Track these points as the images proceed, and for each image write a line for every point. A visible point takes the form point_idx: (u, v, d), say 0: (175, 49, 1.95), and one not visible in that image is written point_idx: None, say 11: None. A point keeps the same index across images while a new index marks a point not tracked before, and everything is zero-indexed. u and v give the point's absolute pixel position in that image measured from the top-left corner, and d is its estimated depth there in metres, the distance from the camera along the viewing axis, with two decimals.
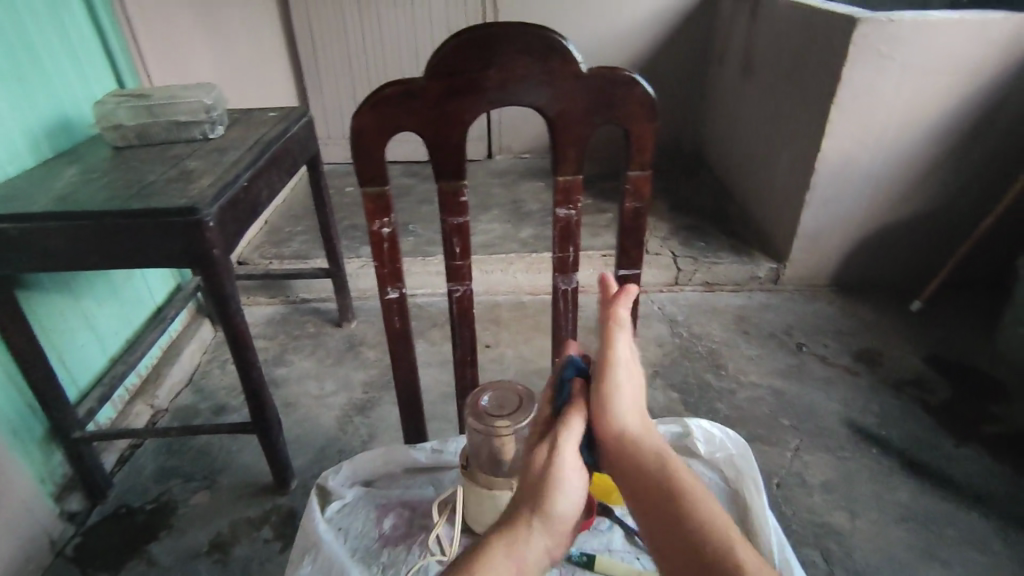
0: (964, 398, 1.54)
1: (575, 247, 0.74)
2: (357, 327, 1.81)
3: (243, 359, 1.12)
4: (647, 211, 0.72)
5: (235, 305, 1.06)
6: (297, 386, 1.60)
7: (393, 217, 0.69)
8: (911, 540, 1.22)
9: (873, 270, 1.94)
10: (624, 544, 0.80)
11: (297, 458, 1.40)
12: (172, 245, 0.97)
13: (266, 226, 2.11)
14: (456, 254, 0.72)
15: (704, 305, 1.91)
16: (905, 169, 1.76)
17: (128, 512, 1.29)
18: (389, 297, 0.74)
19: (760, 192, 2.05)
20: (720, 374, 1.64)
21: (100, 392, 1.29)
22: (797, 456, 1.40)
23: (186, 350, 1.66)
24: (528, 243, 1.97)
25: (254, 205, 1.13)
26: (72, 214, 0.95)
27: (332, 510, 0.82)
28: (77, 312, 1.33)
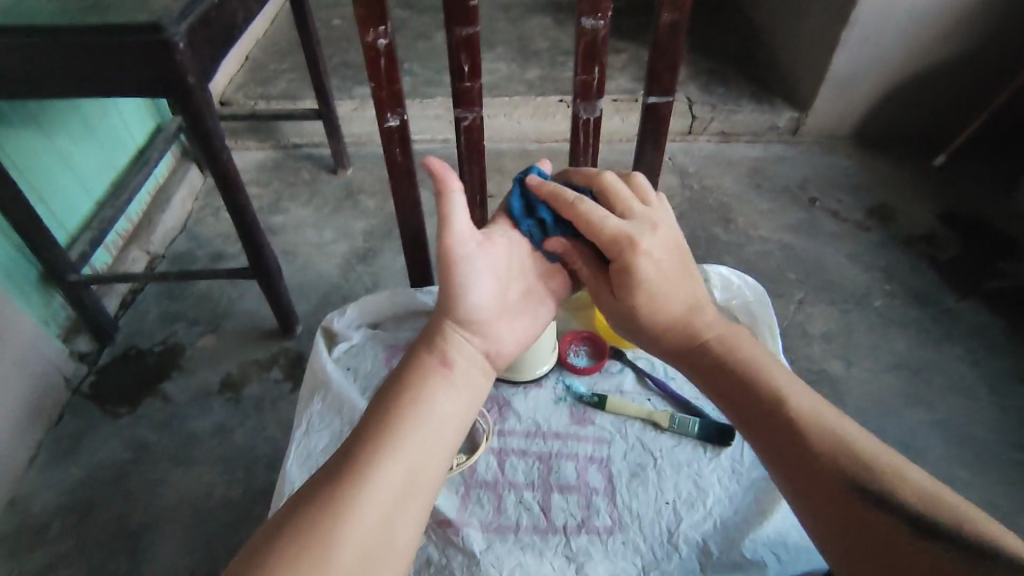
0: (974, 254, 1.52)
1: (600, 68, 0.65)
2: (353, 175, 1.72)
3: (235, 203, 1.06)
4: (686, 25, 0.62)
5: (220, 142, 0.98)
6: (296, 234, 1.56)
7: (389, 26, 0.59)
8: (900, 387, 1.27)
9: (904, 118, 1.81)
10: (636, 386, 0.81)
11: (300, 304, 1.40)
12: (140, 70, 0.86)
13: (248, 62, 1.93)
14: (464, 76, 0.63)
15: (718, 156, 1.82)
16: (958, 2, 1.57)
17: (138, 355, 1.31)
18: (389, 125, 0.66)
19: (790, 30, 1.86)
20: (730, 228, 1.60)
21: (91, 236, 1.25)
22: (800, 308, 1.41)
23: (176, 196, 1.58)
24: (534, 85, 1.82)
25: (230, 27, 1.00)
26: (19, 30, 0.83)
27: (340, 351, 0.81)
28: (51, 151, 1.24)
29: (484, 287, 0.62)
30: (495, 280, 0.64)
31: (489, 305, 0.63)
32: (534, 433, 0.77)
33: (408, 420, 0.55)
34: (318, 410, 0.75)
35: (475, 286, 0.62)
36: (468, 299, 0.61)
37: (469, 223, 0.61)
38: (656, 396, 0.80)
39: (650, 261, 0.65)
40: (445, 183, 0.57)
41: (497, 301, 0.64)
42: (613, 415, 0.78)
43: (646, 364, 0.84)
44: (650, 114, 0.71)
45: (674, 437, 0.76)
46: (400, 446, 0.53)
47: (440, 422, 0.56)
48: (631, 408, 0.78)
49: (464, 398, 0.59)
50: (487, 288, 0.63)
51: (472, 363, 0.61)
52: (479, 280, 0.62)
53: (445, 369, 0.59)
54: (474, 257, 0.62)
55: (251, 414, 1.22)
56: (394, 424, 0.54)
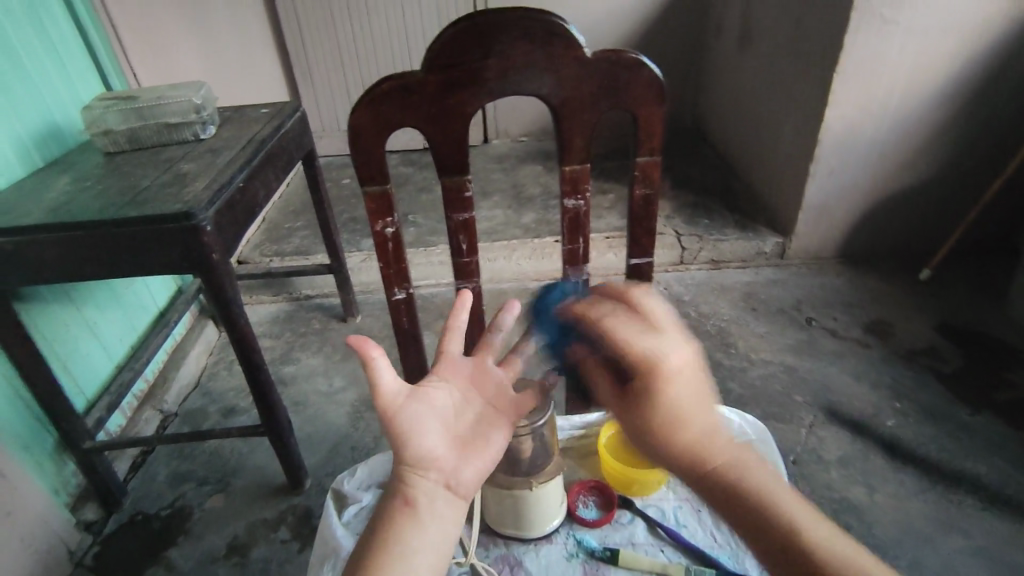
0: (976, 365, 1.53)
1: (584, 238, 0.73)
2: (362, 321, 1.79)
3: (250, 362, 1.11)
4: (657, 197, 0.70)
5: (238, 309, 1.05)
6: (306, 384, 1.59)
7: (396, 216, 0.67)
8: (929, 511, 1.22)
9: (882, 238, 1.92)
10: (648, 537, 0.80)
11: (310, 456, 1.40)
12: (171, 253, 0.95)
13: (266, 223, 2.10)
14: (463, 251, 0.70)
15: (711, 283, 1.89)
16: (911, 135, 1.73)
17: (145, 519, 1.29)
18: (396, 298, 0.72)
19: (762, 166, 2.02)
20: (731, 352, 1.63)
21: (109, 400, 1.28)
22: (812, 432, 1.39)
23: (191, 353, 1.65)
24: (530, 228, 1.95)
25: (252, 206, 1.11)
26: (66, 225, 0.93)
27: (349, 514, 0.81)
28: (80, 321, 1.32)
29: (433, 426, 0.56)
30: (435, 420, 0.57)
31: (439, 444, 0.56)
32: None
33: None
34: None
35: (422, 429, 0.55)
36: (416, 440, 0.55)
37: (397, 379, 0.55)
38: (669, 548, 0.79)
39: (675, 384, 0.59)
40: (369, 353, 0.53)
41: (449, 437, 0.58)
42: (626, 570, 0.76)
43: (656, 512, 0.83)
44: (634, 272, 0.77)
45: None
46: None
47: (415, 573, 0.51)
48: (644, 562, 0.76)
49: (436, 535, 0.53)
50: (436, 430, 0.57)
51: (437, 498, 0.54)
52: (425, 423, 0.56)
53: (409, 508, 0.53)
54: (411, 405, 0.56)
55: None
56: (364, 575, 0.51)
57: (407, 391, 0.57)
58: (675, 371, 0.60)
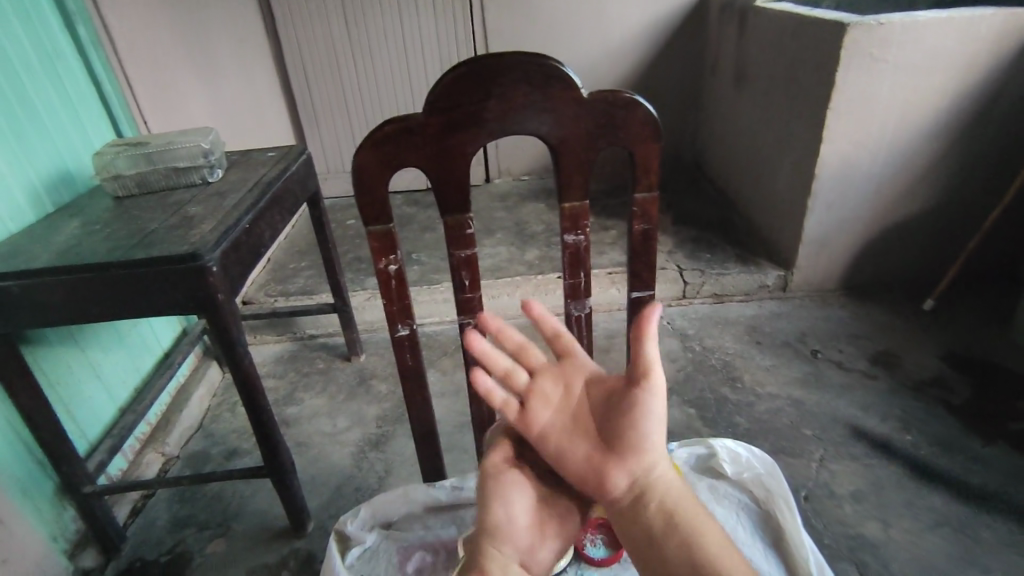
0: (986, 395, 1.51)
1: (586, 272, 0.73)
2: (366, 360, 1.79)
3: (253, 402, 1.11)
4: (656, 231, 0.71)
5: (242, 348, 1.05)
6: (310, 424, 1.58)
7: (399, 253, 0.68)
8: (947, 547, 1.19)
9: (883, 270, 1.92)
10: None
11: (312, 498, 1.38)
12: (177, 293, 0.96)
13: (271, 264, 2.12)
14: (466, 287, 0.71)
15: (714, 317, 1.90)
16: (906, 167, 1.75)
17: (143, 566, 1.26)
18: (400, 334, 0.73)
19: (761, 202, 2.05)
20: (737, 386, 1.61)
21: (111, 443, 1.27)
22: (823, 466, 1.37)
23: (195, 394, 1.64)
24: (533, 265, 1.97)
25: (258, 247, 1.13)
26: (74, 267, 0.94)
27: (353, 556, 0.80)
28: (85, 364, 1.32)
29: (513, 499, 0.68)
30: (523, 496, 0.69)
31: (520, 524, 0.66)
32: None
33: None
34: None
35: (506, 501, 0.67)
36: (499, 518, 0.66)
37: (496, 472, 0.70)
38: None
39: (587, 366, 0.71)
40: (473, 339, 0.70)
41: (531, 521, 0.68)
42: None
43: None
44: (636, 306, 0.77)
45: None
46: None
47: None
48: None
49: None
50: (518, 505, 0.68)
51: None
52: (511, 493, 0.68)
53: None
54: (504, 480, 0.69)
55: None
56: None
57: (506, 467, 0.71)
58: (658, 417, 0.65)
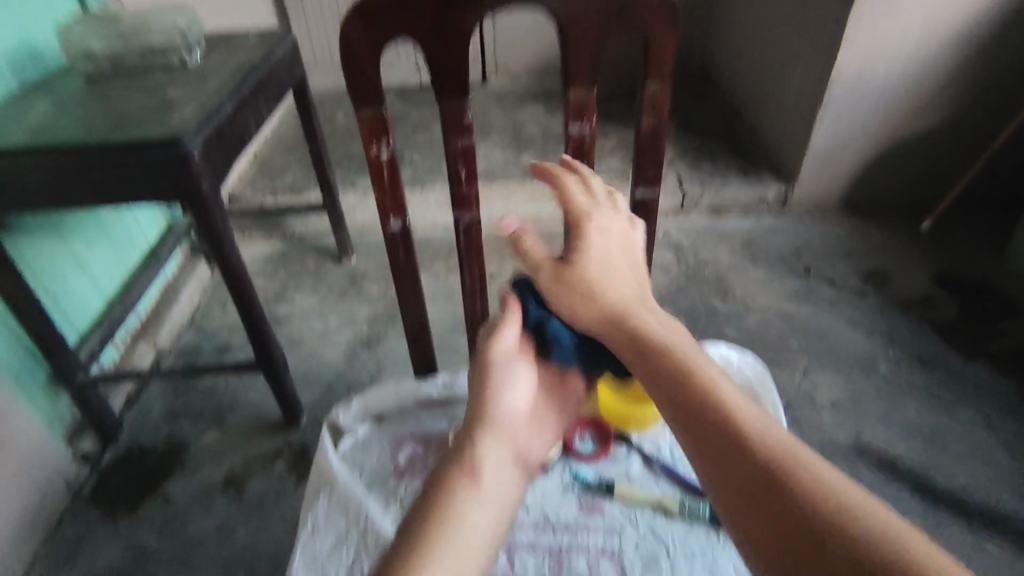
0: (971, 315, 1.53)
1: (589, 166, 0.70)
2: (357, 262, 1.77)
3: (243, 297, 1.09)
4: (665, 129, 0.67)
5: (229, 242, 1.02)
6: (302, 323, 1.58)
7: (392, 141, 0.64)
8: (915, 455, 1.24)
9: (886, 188, 1.88)
10: (642, 471, 0.83)
11: (305, 393, 1.40)
12: (159, 182, 0.92)
13: (257, 160, 2.04)
14: (462, 181, 0.67)
15: (711, 229, 1.87)
16: (925, 79, 1.67)
17: (141, 452, 1.30)
18: (392, 228, 0.70)
19: (769, 111, 1.96)
20: (728, 299, 1.62)
21: (101, 334, 1.28)
22: (805, 377, 1.40)
23: (184, 290, 1.62)
24: (530, 170, 1.91)
25: (241, 137, 1.07)
26: (47, 149, 0.89)
27: (345, 446, 0.82)
28: (69, 255, 1.29)
29: (512, 389, 0.62)
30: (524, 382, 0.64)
31: (519, 414, 0.62)
32: (543, 524, 0.77)
33: (438, 534, 0.49)
34: (324, 508, 0.74)
35: (508, 386, 0.62)
36: (495, 405, 0.60)
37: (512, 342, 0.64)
38: (663, 480, 0.81)
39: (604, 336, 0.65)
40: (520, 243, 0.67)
41: (529, 411, 0.63)
42: (621, 503, 0.79)
43: (653, 447, 0.86)
44: (639, 209, 0.75)
45: (687, 522, 0.76)
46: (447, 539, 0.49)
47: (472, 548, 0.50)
48: (639, 495, 0.79)
49: (496, 505, 0.53)
50: (520, 393, 0.63)
51: (505, 473, 0.56)
52: (514, 378, 0.63)
53: (475, 476, 0.54)
54: (511, 365, 0.63)
55: (255, 512, 1.19)
56: (442, 519, 0.50)
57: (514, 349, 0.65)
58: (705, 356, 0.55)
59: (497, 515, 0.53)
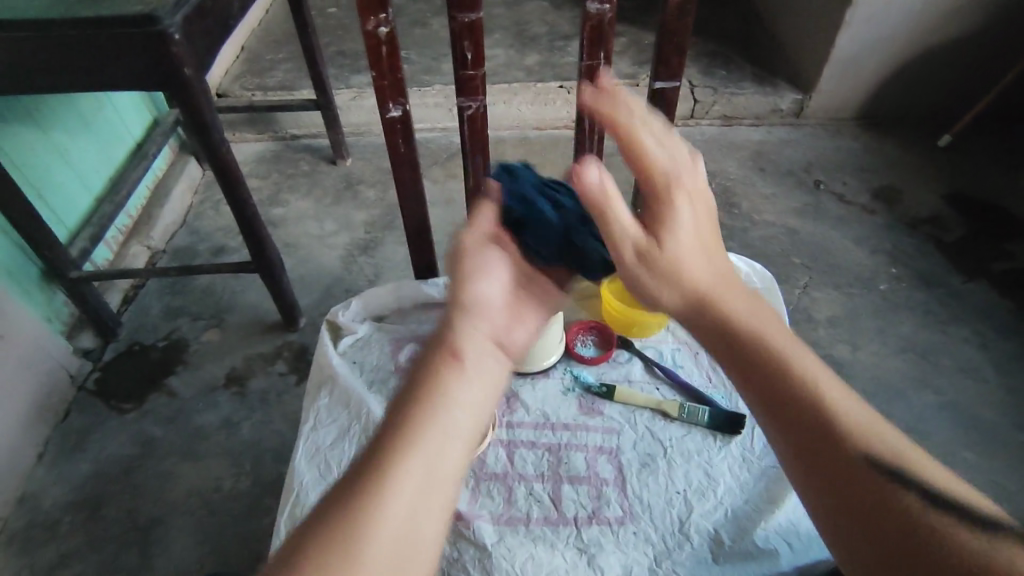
0: (979, 235, 1.51)
1: (606, 52, 0.66)
2: (353, 165, 1.71)
3: (235, 195, 1.05)
4: (694, 5, 0.61)
5: (218, 135, 0.97)
6: (297, 226, 1.55)
7: (390, 13, 0.58)
8: (907, 370, 1.26)
9: (907, 100, 1.80)
10: (644, 375, 0.83)
11: (303, 297, 1.40)
12: (138, 64, 0.85)
13: (244, 52, 1.91)
14: (468, 63, 0.62)
15: (721, 140, 1.80)
16: None
17: (142, 349, 1.31)
18: (391, 115, 0.65)
19: (792, 13, 1.83)
20: (734, 213, 1.58)
21: (91, 232, 1.24)
22: (805, 293, 1.40)
23: (175, 190, 1.57)
24: (534, 71, 1.80)
25: (225, 18, 0.98)
26: (11, 23, 0.82)
27: (345, 344, 0.82)
28: (49, 147, 1.23)
29: (495, 273, 0.57)
30: (496, 267, 0.58)
31: (492, 297, 0.56)
32: (542, 425, 0.78)
33: (426, 417, 0.47)
34: (325, 404, 0.75)
35: (482, 274, 0.56)
36: (474, 288, 0.55)
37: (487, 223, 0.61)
38: (664, 386, 0.82)
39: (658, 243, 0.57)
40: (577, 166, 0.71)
41: (505, 298, 0.57)
42: (620, 405, 0.80)
43: (655, 354, 0.86)
44: (657, 100, 0.70)
45: (685, 426, 0.78)
46: (420, 441, 0.46)
47: (457, 425, 0.48)
48: (639, 399, 0.80)
49: (481, 389, 0.50)
50: (496, 279, 0.57)
51: (483, 355, 0.52)
52: (486, 263, 0.57)
53: (456, 361, 0.50)
54: (478, 251, 0.58)
55: (258, 408, 1.22)
56: (413, 424, 0.47)
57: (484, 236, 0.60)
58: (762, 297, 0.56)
59: (478, 404, 0.49)
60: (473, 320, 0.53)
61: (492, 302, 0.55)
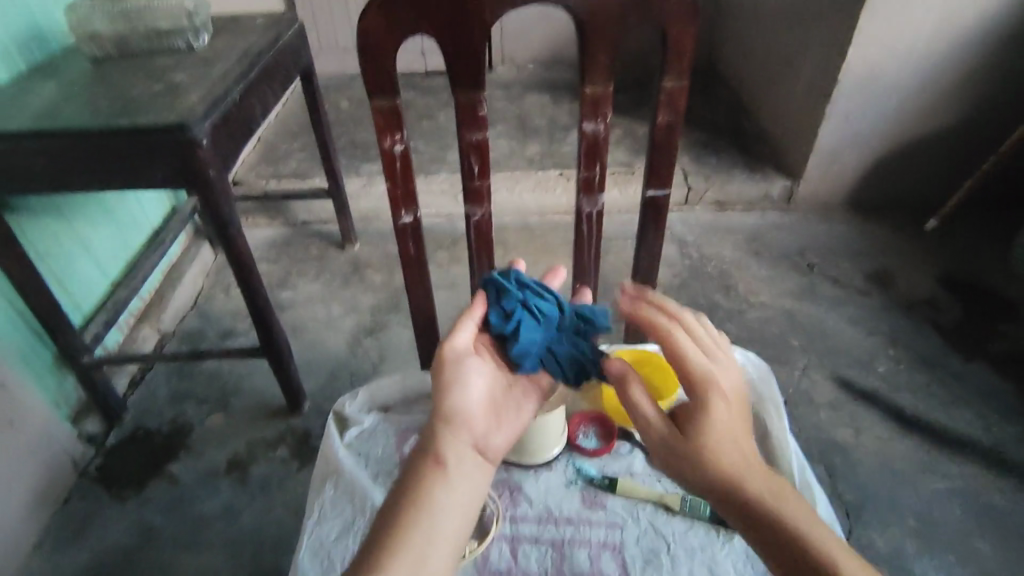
0: (973, 318, 1.53)
1: (602, 165, 0.70)
2: (361, 250, 1.77)
3: (249, 284, 1.09)
4: (680, 125, 0.67)
5: (236, 229, 1.02)
6: (305, 309, 1.59)
7: (405, 133, 0.64)
8: (912, 454, 1.26)
9: (891, 188, 1.88)
10: (645, 468, 0.84)
11: (308, 380, 1.41)
12: (167, 167, 0.92)
13: (262, 144, 2.03)
14: (474, 175, 0.68)
15: (715, 225, 1.87)
16: (936, 78, 1.65)
17: (146, 434, 1.31)
18: (402, 221, 0.70)
19: (777, 108, 1.95)
20: (731, 295, 1.63)
21: (105, 317, 1.27)
22: (805, 375, 1.41)
23: (189, 274, 1.63)
24: (535, 161, 1.90)
25: (249, 124, 1.06)
26: (55, 131, 0.89)
27: (352, 436, 0.83)
28: (73, 236, 1.29)
29: (476, 382, 0.63)
30: (477, 378, 0.64)
31: (475, 406, 0.62)
32: (545, 519, 0.78)
33: (412, 533, 0.54)
34: (330, 497, 0.75)
35: (464, 385, 0.62)
36: (456, 398, 0.62)
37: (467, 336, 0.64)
38: (666, 478, 0.82)
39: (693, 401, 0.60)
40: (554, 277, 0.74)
41: (486, 402, 0.64)
42: (623, 498, 0.80)
43: None
44: (650, 205, 0.75)
45: (687, 520, 0.77)
46: (402, 551, 0.53)
47: (441, 532, 0.55)
48: (641, 491, 0.80)
49: (459, 493, 0.57)
50: (477, 388, 0.63)
51: (463, 459, 0.59)
52: (467, 376, 0.63)
53: (439, 469, 0.58)
54: (463, 363, 0.63)
55: (259, 495, 1.21)
56: (400, 535, 0.54)
57: (467, 348, 0.65)
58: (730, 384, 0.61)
59: (455, 515, 0.56)
60: (455, 437, 0.60)
61: (472, 414, 0.62)
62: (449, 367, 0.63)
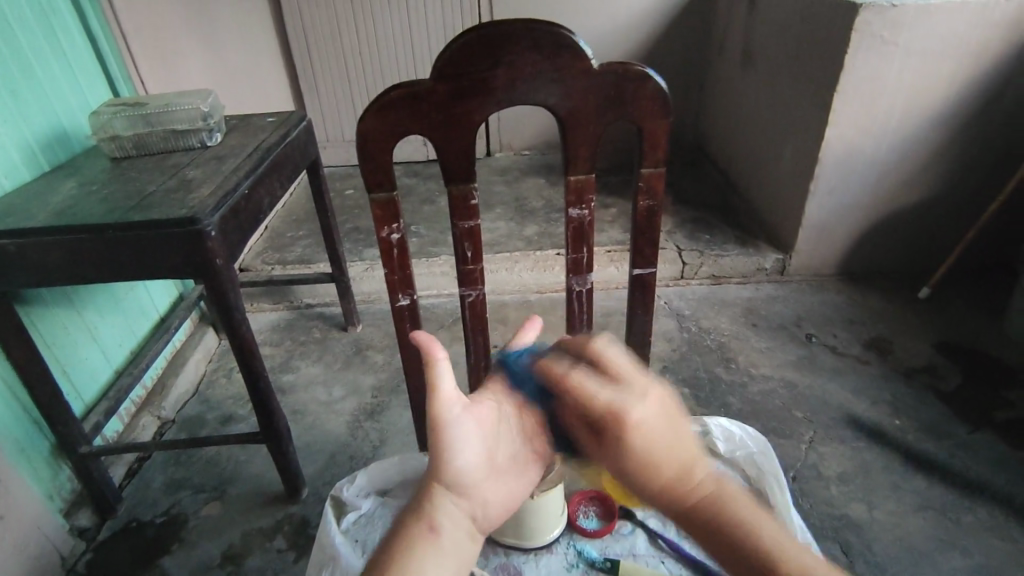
0: (976, 384, 1.53)
1: (589, 247, 0.73)
2: (363, 331, 1.79)
3: (250, 368, 1.11)
4: (661, 208, 0.71)
5: (240, 315, 1.05)
6: (306, 393, 1.59)
7: (402, 223, 0.68)
8: (930, 529, 1.21)
9: (881, 256, 1.93)
10: (648, 548, 0.81)
11: (307, 465, 1.39)
12: (175, 257, 0.95)
13: (268, 232, 2.11)
14: (468, 260, 0.71)
15: (711, 298, 1.90)
16: (913, 154, 1.74)
17: (139, 526, 1.28)
18: (400, 304, 0.73)
19: (764, 185, 2.03)
20: (732, 367, 1.63)
21: (106, 405, 1.27)
22: (811, 448, 1.39)
23: (191, 359, 1.64)
24: (532, 241, 1.96)
25: (256, 214, 1.12)
26: (70, 227, 0.93)
27: (348, 521, 0.81)
28: (80, 326, 1.31)
29: (471, 448, 0.58)
30: (475, 439, 0.59)
31: (476, 470, 0.58)
32: None
33: None
34: None
35: (461, 449, 0.58)
36: (453, 465, 0.57)
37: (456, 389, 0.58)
38: (670, 559, 0.80)
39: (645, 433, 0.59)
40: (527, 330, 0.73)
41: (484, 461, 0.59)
42: None
43: (658, 523, 0.84)
44: (637, 283, 0.78)
45: None
46: None
47: None
48: (643, 572, 0.78)
49: (451, 563, 0.55)
50: (475, 451, 0.59)
51: (460, 529, 0.56)
52: (462, 440, 0.58)
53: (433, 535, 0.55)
54: (461, 423, 0.59)
55: None
56: None
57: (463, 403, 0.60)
58: (645, 414, 0.59)
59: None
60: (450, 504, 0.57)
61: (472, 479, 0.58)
62: (446, 428, 0.57)
